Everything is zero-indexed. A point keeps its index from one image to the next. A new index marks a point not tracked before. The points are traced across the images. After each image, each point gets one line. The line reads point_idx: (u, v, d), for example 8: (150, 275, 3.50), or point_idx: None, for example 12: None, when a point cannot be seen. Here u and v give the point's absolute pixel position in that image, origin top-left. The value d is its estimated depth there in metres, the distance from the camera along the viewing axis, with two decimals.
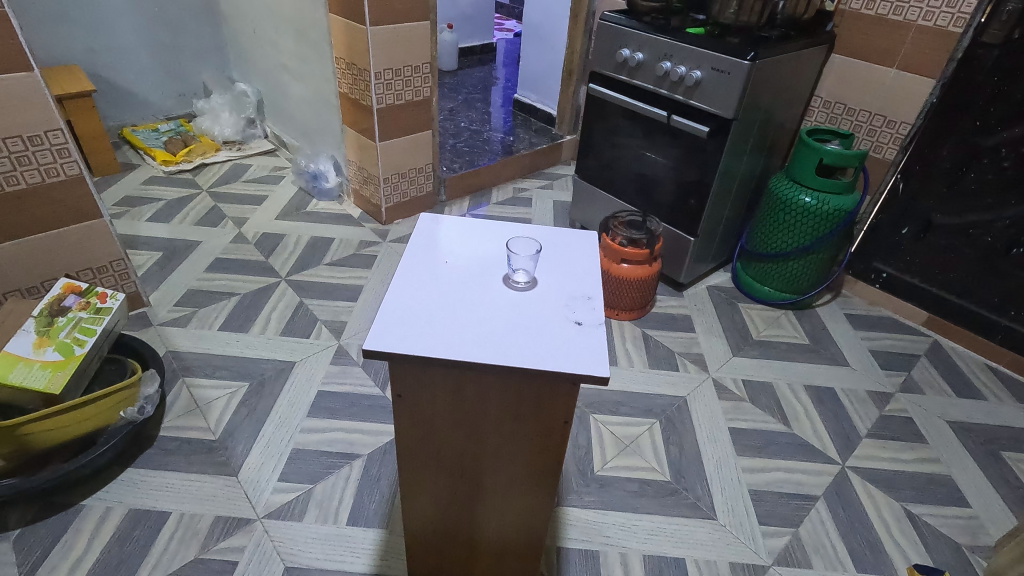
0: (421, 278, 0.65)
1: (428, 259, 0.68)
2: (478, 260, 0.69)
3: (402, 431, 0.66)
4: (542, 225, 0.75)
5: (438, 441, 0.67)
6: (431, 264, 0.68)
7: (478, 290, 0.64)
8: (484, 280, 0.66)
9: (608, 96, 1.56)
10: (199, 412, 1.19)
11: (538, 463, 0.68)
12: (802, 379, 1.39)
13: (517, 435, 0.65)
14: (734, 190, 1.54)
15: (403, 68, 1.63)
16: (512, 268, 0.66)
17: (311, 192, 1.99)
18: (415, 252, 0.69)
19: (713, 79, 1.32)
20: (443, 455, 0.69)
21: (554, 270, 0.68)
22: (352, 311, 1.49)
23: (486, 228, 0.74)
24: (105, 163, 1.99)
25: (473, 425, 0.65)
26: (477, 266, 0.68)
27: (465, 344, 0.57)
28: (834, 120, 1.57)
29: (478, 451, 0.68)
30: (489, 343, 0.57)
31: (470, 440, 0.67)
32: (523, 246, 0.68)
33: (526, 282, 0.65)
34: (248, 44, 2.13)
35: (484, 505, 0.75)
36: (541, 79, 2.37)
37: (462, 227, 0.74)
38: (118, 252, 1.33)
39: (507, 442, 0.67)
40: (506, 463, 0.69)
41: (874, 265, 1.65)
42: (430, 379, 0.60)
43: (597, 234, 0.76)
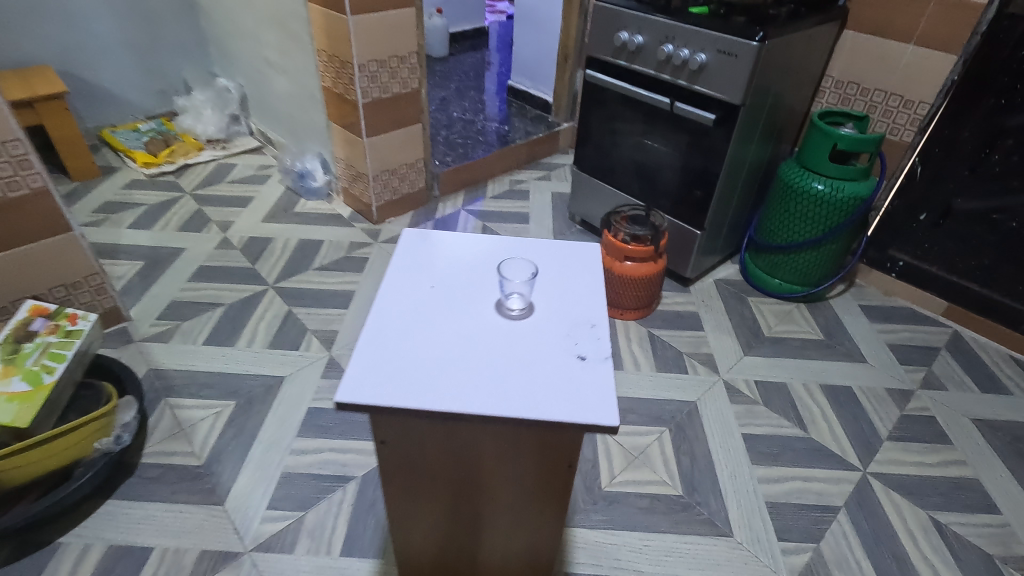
0: (401, 308, 0.58)
1: (413, 282, 0.61)
2: (468, 282, 0.62)
3: (390, 473, 0.59)
4: (536, 241, 0.68)
5: (430, 474, 0.59)
6: (415, 288, 0.61)
7: (467, 322, 0.57)
8: (474, 307, 0.58)
9: (607, 82, 1.47)
10: (184, 435, 1.13)
11: (546, 495, 0.60)
12: (818, 378, 1.32)
13: (520, 472, 0.58)
14: (742, 178, 1.45)
15: (389, 59, 1.54)
16: (506, 293, 0.59)
17: (298, 191, 1.91)
18: (396, 274, 0.62)
19: (719, 62, 1.23)
20: (436, 487, 0.61)
21: (553, 293, 0.61)
22: (343, 320, 1.42)
23: (476, 243, 0.68)
24: (83, 167, 1.90)
25: (468, 459, 0.56)
26: (468, 290, 0.61)
27: (455, 389, 0.50)
28: (846, 101, 1.47)
29: (477, 483, 0.60)
30: (482, 387, 0.50)
31: (465, 473, 0.58)
32: (516, 271, 0.61)
33: (521, 309, 0.58)
34: (228, 36, 2.03)
35: (486, 541, 0.67)
36: (535, 64, 2.27)
37: (447, 242, 0.68)
38: (93, 266, 1.26)
39: (508, 474, 0.58)
40: (509, 499, 0.61)
41: (889, 253, 1.56)
42: (414, 423, 0.52)
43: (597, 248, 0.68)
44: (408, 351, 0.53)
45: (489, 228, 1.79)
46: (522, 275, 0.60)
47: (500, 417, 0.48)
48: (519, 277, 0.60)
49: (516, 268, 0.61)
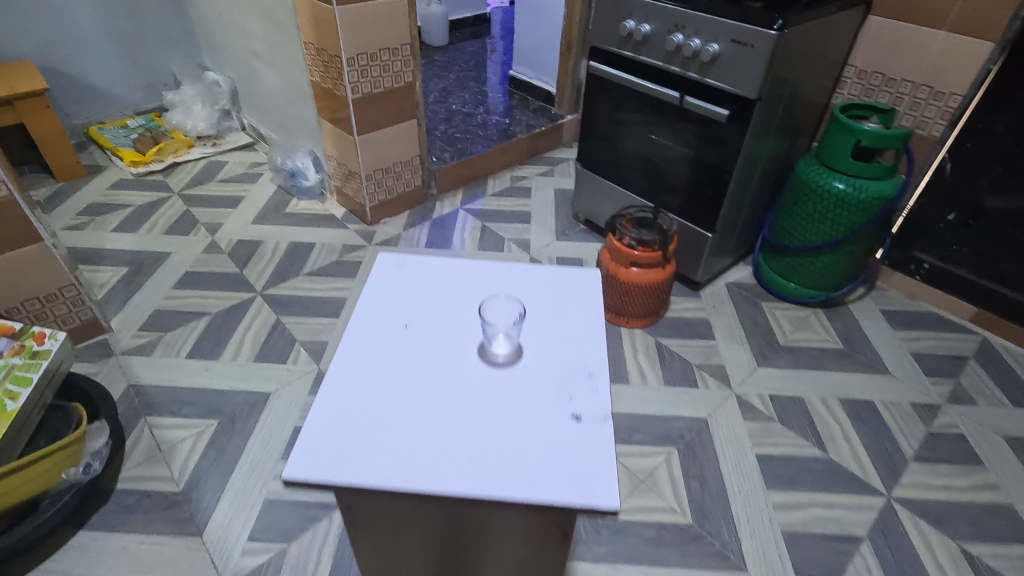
0: (387, 373, 0.59)
1: (383, 338, 0.63)
2: (441, 335, 0.64)
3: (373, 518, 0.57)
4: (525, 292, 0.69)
5: (415, 522, 0.57)
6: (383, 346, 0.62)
7: (459, 387, 0.57)
8: (465, 369, 0.59)
9: (612, 75, 1.38)
10: (162, 459, 1.07)
11: (538, 545, 0.57)
12: (837, 392, 1.24)
13: (510, 525, 0.55)
14: (756, 177, 1.36)
15: (380, 52, 1.45)
16: (491, 339, 0.61)
17: (290, 191, 1.83)
18: (361, 335, 0.63)
19: (733, 53, 1.14)
20: (424, 532, 0.58)
21: (544, 348, 0.62)
22: (333, 330, 1.35)
23: (435, 288, 0.71)
24: (68, 167, 1.84)
25: (455, 512, 0.54)
26: (438, 341, 0.63)
27: (449, 466, 0.50)
28: (869, 93, 1.37)
29: (465, 531, 0.57)
30: (477, 465, 0.50)
31: (453, 523, 0.56)
32: (502, 315, 0.62)
33: (506, 355, 0.61)
34: (216, 28, 1.95)
35: None
36: (538, 53, 2.16)
37: (403, 291, 0.70)
38: (67, 277, 1.19)
39: (498, 526, 0.55)
40: (499, 546, 0.59)
41: (914, 255, 1.47)
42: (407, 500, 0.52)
43: (586, 295, 0.70)
44: (376, 413, 0.55)
45: (488, 228, 1.71)
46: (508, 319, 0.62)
47: (496, 496, 0.48)
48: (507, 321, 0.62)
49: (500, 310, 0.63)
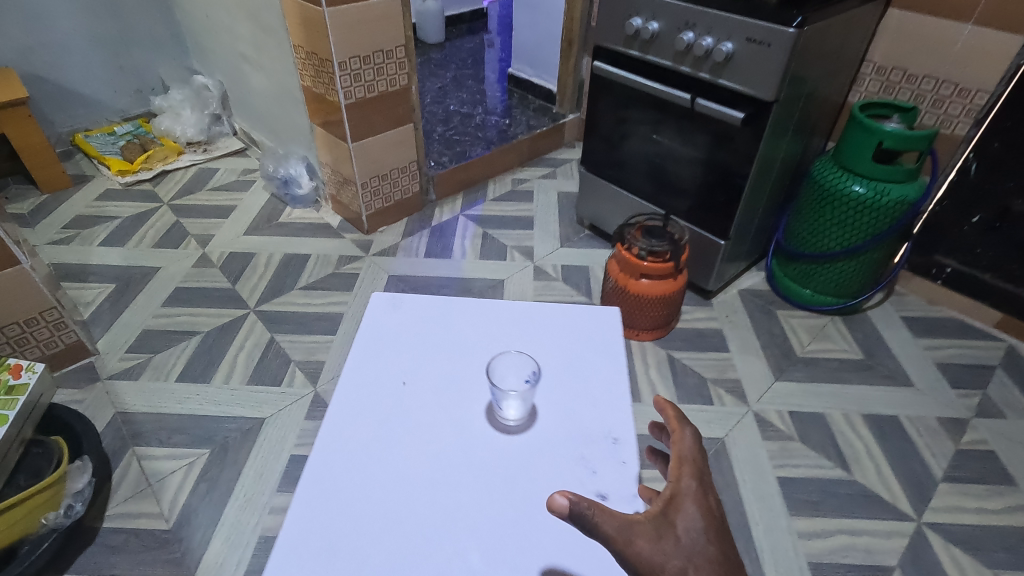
0: (407, 447, 0.60)
1: (379, 397, 0.65)
2: (438, 389, 0.66)
3: None
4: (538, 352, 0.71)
5: None
6: (379, 406, 0.64)
7: (479, 462, 0.59)
8: (484, 440, 0.61)
9: (617, 75, 1.31)
10: (151, 493, 1.01)
11: None
12: (859, 407, 1.18)
13: None
14: (771, 181, 1.30)
15: (373, 54, 1.38)
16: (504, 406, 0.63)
17: (284, 199, 1.77)
18: (355, 394, 0.65)
19: (748, 52, 1.07)
20: None
21: (560, 416, 0.63)
22: (329, 348, 1.29)
23: (430, 337, 0.74)
24: (52, 178, 1.77)
25: None
26: (436, 397, 0.66)
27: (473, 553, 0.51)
28: (888, 90, 1.30)
29: None
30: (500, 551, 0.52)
31: None
32: (511, 377, 0.64)
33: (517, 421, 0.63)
34: (203, 30, 1.88)
35: None
36: (538, 49, 2.09)
37: (396, 342, 0.72)
38: (48, 300, 1.14)
39: None
40: None
41: (935, 259, 1.41)
42: None
43: (598, 354, 0.72)
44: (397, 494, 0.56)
45: (490, 235, 1.65)
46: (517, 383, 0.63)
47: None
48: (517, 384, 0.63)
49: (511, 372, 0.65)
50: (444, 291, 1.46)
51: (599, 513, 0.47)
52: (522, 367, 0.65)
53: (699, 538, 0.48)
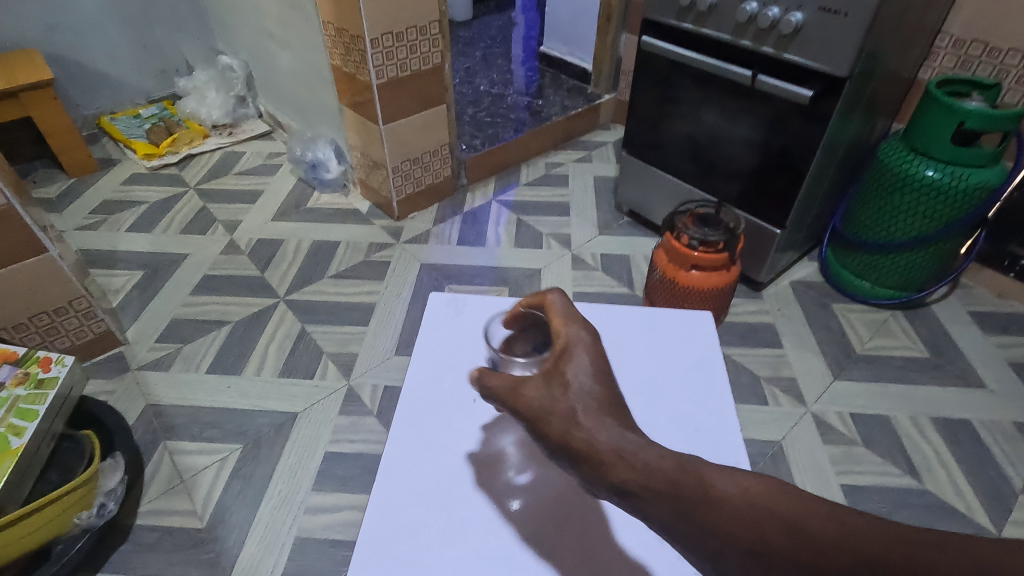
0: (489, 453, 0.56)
1: (451, 408, 0.60)
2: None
3: None
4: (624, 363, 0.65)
5: None
6: (450, 421, 0.59)
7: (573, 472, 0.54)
8: None
9: (668, 51, 1.22)
10: (184, 490, 0.98)
11: None
12: (928, 410, 1.10)
13: None
14: (835, 163, 1.21)
15: (407, 30, 1.31)
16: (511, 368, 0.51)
17: (311, 183, 1.72)
18: (421, 404, 0.60)
19: (820, 23, 0.98)
20: None
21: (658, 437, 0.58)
22: (362, 340, 1.24)
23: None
24: (79, 161, 1.74)
25: None
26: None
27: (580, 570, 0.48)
28: (966, 65, 1.19)
29: None
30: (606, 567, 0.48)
31: None
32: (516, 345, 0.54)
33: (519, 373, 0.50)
34: (228, 8, 1.82)
35: None
36: (573, 26, 1.99)
37: (463, 344, 0.67)
38: (77, 289, 1.10)
39: None
40: None
41: (1009, 249, 1.30)
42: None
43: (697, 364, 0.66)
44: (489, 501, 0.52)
45: (524, 222, 1.58)
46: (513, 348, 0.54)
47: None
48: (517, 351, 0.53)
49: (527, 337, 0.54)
50: (479, 281, 1.40)
51: (484, 375, 0.48)
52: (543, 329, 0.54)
53: (588, 382, 0.45)
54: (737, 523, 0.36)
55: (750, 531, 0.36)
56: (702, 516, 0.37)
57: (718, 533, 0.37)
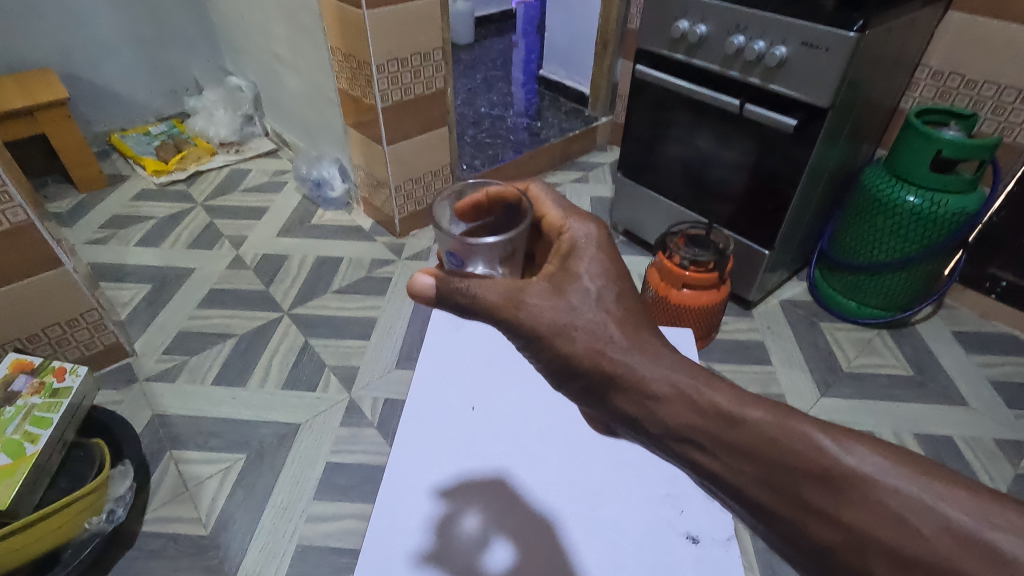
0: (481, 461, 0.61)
1: (449, 414, 0.66)
2: (509, 413, 0.66)
3: None
4: None
5: None
6: (448, 427, 0.64)
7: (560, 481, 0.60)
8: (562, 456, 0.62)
9: (661, 80, 1.28)
10: (189, 498, 1.00)
11: None
12: (911, 426, 1.14)
13: None
14: (821, 187, 1.26)
15: (411, 56, 1.37)
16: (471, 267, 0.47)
17: (316, 201, 1.77)
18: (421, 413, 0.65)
19: (803, 56, 1.03)
20: None
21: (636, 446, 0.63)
22: (364, 353, 1.28)
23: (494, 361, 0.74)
24: (90, 177, 1.79)
25: None
26: (505, 419, 0.66)
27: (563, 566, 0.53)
28: (945, 96, 1.25)
29: None
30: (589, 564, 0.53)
31: None
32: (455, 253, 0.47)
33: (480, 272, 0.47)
34: (238, 31, 1.88)
35: None
36: (571, 52, 2.06)
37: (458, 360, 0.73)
38: (89, 301, 1.14)
39: None
40: None
41: (990, 271, 1.35)
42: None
43: None
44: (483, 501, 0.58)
45: None
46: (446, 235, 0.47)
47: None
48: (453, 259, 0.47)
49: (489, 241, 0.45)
50: None
51: (473, 286, 0.45)
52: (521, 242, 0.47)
53: (602, 288, 0.45)
54: (872, 518, 0.33)
55: (892, 529, 0.33)
56: (814, 495, 0.35)
57: (830, 518, 0.35)
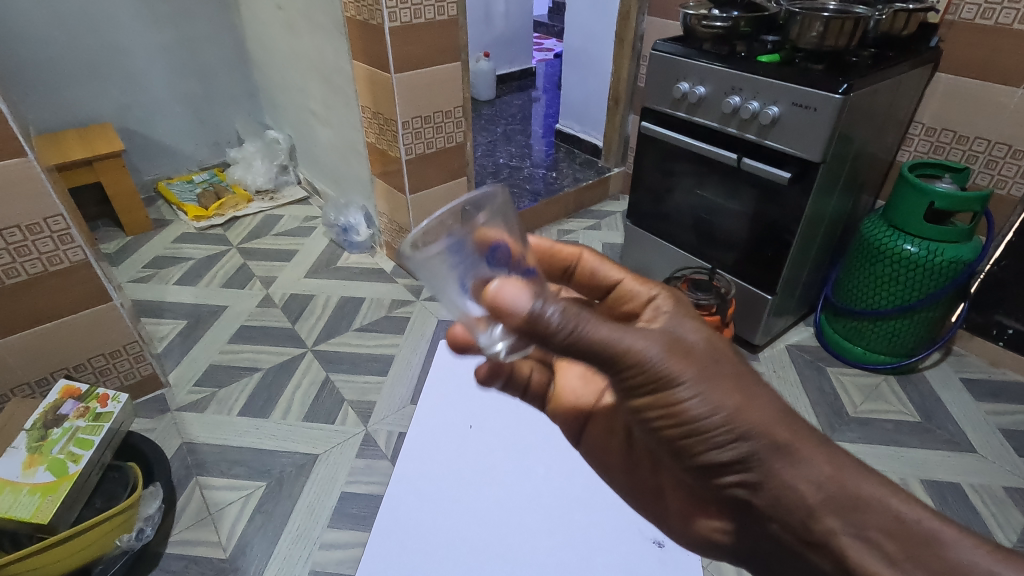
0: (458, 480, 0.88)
1: (453, 435, 0.95)
2: (491, 437, 0.95)
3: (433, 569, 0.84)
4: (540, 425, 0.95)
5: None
6: (447, 448, 0.93)
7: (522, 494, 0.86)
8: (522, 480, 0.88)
9: (665, 135, 1.38)
10: (211, 522, 1.06)
11: None
12: (918, 472, 1.14)
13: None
14: (820, 236, 1.31)
15: (434, 114, 1.49)
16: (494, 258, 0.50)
17: (342, 245, 1.88)
18: (426, 440, 0.94)
19: (794, 116, 1.11)
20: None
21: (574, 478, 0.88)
22: (381, 389, 1.34)
23: (499, 393, 1.02)
24: (137, 221, 1.94)
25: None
26: (489, 439, 0.94)
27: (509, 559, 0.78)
28: (939, 150, 1.31)
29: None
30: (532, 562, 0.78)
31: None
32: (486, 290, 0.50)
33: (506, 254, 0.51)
34: (278, 90, 2.06)
35: None
36: (586, 107, 2.18)
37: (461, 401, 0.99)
38: (132, 334, 1.23)
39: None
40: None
41: (996, 319, 1.36)
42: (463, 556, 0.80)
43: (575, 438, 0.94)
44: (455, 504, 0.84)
45: None
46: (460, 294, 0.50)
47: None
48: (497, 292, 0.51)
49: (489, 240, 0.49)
50: None
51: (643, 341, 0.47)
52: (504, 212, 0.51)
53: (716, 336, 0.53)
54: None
55: None
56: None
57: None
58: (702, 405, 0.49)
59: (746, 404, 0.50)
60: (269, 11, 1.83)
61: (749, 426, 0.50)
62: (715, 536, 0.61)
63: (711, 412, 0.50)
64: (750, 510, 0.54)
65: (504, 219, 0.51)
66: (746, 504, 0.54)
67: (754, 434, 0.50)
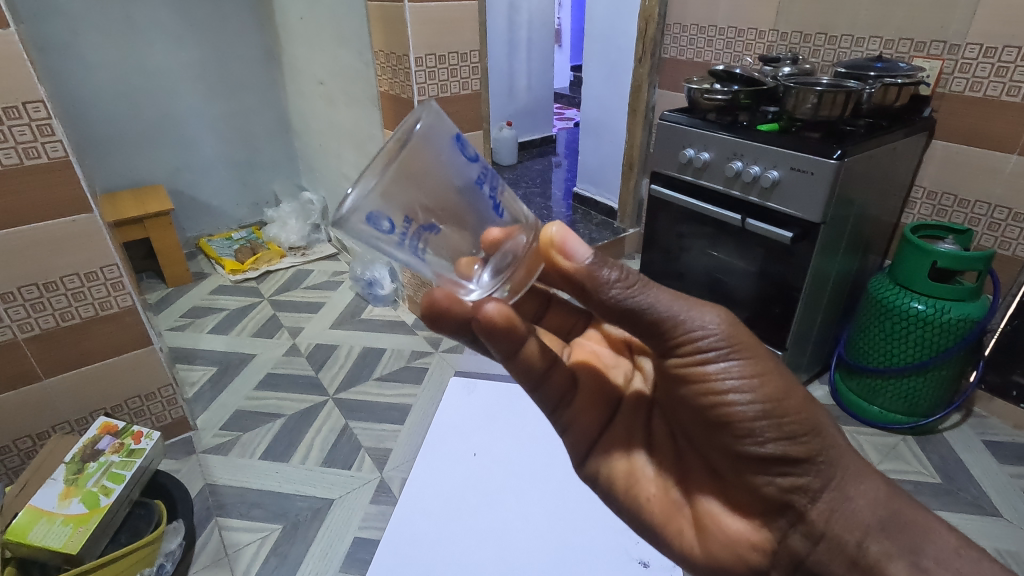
0: (462, 495, 0.78)
1: (459, 458, 0.84)
2: (501, 454, 0.85)
3: None
4: (542, 441, 0.87)
5: None
6: (453, 468, 0.82)
7: (523, 504, 0.77)
8: (523, 489, 0.79)
9: (672, 197, 1.46)
10: (227, 562, 1.09)
11: None
12: None
13: None
14: (828, 294, 1.34)
15: None
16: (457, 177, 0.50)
17: (367, 298, 1.97)
18: (436, 453, 0.85)
19: (793, 179, 1.18)
20: None
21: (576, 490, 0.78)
22: (397, 437, 1.37)
23: (495, 409, 0.93)
24: (178, 274, 2.07)
25: None
26: (501, 457, 0.84)
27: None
28: (941, 213, 1.36)
29: None
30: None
31: None
32: (448, 249, 0.51)
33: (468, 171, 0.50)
34: (315, 155, 2.23)
35: None
36: (601, 172, 2.29)
37: (466, 419, 0.91)
38: (166, 378, 1.30)
39: None
40: None
41: (1014, 380, 1.35)
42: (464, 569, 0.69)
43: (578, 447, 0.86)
44: (460, 515, 0.75)
45: None
46: (417, 258, 0.50)
47: None
48: (464, 249, 0.51)
49: (430, 192, 0.48)
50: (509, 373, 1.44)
51: (704, 316, 0.48)
52: (441, 138, 0.48)
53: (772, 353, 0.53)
54: None
55: None
56: None
57: None
58: (770, 387, 0.49)
59: (809, 399, 0.50)
60: (312, 86, 2.02)
61: (815, 419, 0.49)
62: (747, 558, 0.54)
63: (778, 398, 0.49)
64: (802, 524, 0.51)
65: (446, 134, 0.49)
66: (798, 514, 0.51)
67: (819, 429, 0.49)
